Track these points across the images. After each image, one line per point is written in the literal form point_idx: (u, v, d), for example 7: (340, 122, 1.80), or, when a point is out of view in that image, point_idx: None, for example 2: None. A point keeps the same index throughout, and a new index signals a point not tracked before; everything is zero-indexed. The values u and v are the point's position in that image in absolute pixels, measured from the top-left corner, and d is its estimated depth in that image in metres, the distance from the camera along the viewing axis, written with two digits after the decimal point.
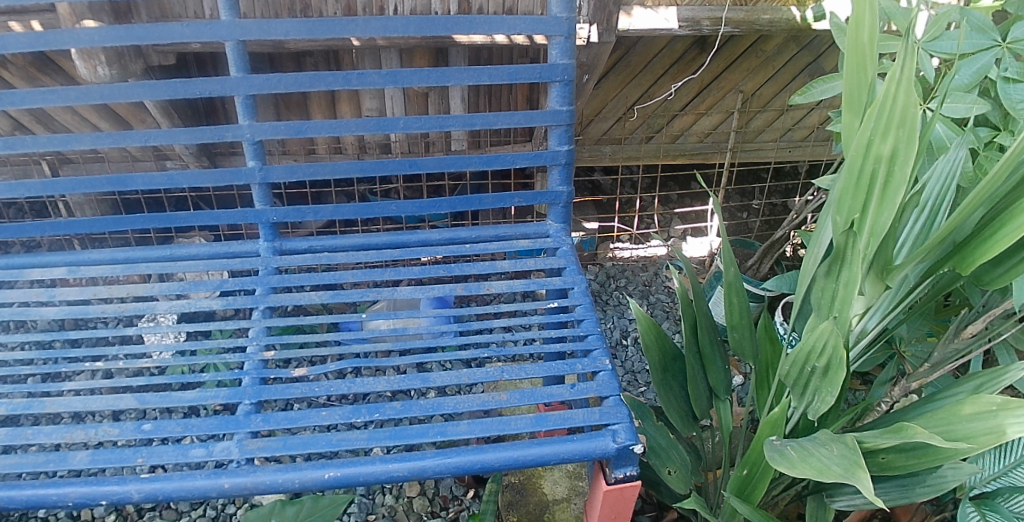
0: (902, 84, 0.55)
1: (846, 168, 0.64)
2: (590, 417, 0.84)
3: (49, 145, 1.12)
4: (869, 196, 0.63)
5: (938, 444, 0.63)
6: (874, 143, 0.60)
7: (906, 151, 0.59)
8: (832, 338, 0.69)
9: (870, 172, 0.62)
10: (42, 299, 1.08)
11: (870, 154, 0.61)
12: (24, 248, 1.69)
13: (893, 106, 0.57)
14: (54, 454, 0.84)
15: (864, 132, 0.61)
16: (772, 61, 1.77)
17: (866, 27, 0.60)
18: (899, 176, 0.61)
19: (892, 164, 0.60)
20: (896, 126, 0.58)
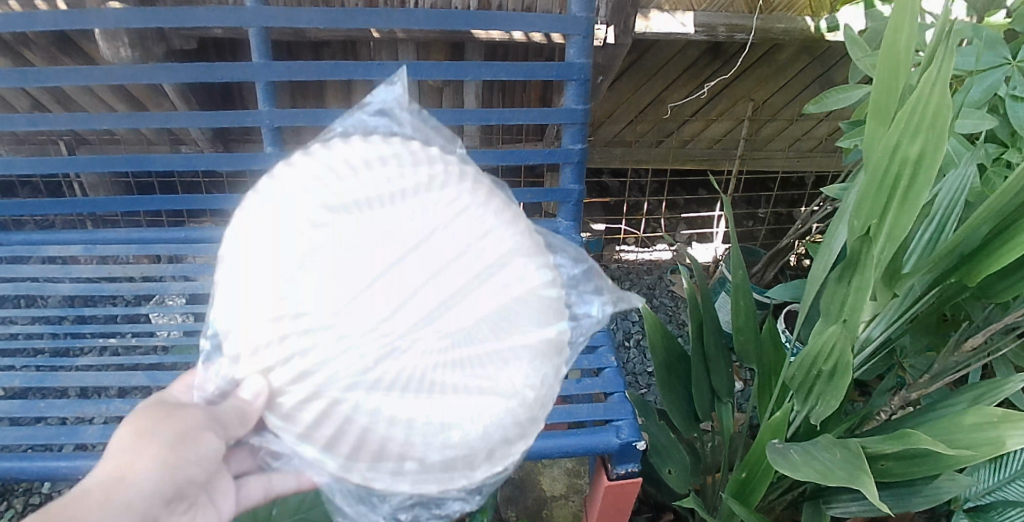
0: (937, 87, 0.55)
1: (870, 169, 0.64)
2: (594, 412, 0.85)
3: (69, 124, 1.13)
4: (889, 201, 0.64)
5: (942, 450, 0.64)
6: (902, 145, 0.60)
7: (931, 157, 0.59)
8: (840, 342, 0.70)
9: (894, 175, 0.62)
10: (59, 274, 1.09)
11: (896, 157, 0.62)
12: (37, 225, 1.71)
13: (925, 108, 0.56)
14: (66, 427, 0.85)
15: (891, 135, 0.61)
16: (784, 70, 1.78)
17: (904, 33, 0.60)
18: (923, 182, 0.61)
19: (916, 169, 0.61)
20: (926, 130, 0.58)
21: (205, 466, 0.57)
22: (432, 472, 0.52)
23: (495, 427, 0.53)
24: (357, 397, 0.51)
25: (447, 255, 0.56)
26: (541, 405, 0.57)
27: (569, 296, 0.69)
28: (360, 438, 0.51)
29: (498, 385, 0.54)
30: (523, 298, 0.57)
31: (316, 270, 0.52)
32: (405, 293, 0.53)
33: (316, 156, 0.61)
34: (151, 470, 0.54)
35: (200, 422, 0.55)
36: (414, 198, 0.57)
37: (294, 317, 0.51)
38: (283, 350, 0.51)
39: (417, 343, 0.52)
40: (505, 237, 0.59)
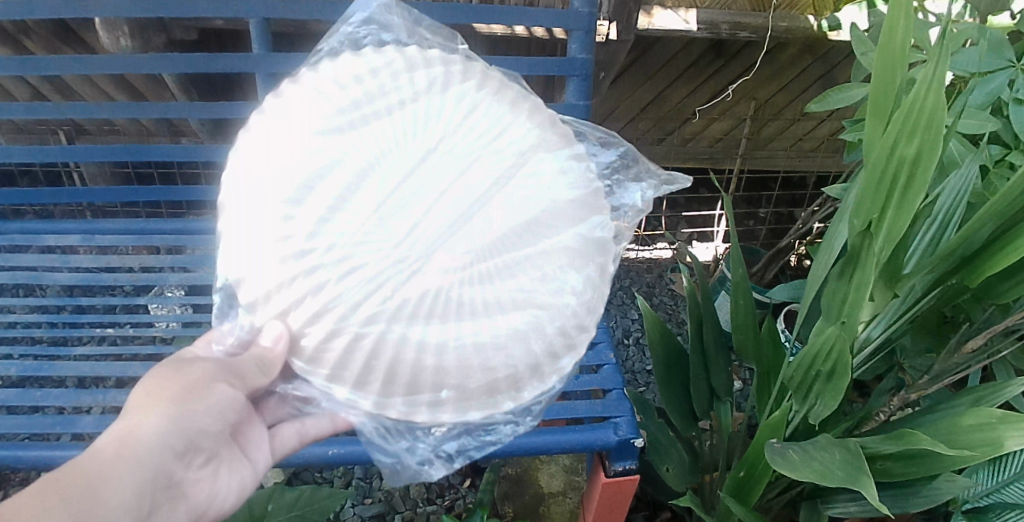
0: (933, 85, 0.54)
1: (868, 168, 0.63)
2: (592, 409, 0.85)
3: (68, 113, 1.13)
4: (888, 200, 0.63)
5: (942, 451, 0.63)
6: (898, 146, 0.59)
7: (928, 156, 0.58)
8: (839, 342, 0.70)
9: (892, 174, 0.61)
10: (57, 264, 1.09)
11: (893, 156, 0.60)
12: (37, 215, 1.71)
13: (921, 108, 0.55)
14: (62, 416, 0.85)
15: (888, 136, 0.60)
16: (786, 69, 1.77)
17: (900, 32, 0.58)
18: (921, 181, 0.60)
19: (914, 168, 0.59)
20: (922, 130, 0.56)
21: (217, 418, 0.63)
22: (471, 395, 0.57)
23: (535, 332, 0.58)
24: (378, 330, 0.55)
25: (449, 171, 0.61)
26: (589, 313, 0.61)
27: (610, 188, 0.78)
28: (391, 368, 0.56)
29: (527, 297, 0.58)
30: (540, 209, 0.60)
31: (326, 198, 0.56)
32: (415, 214, 0.58)
33: (304, 84, 0.65)
34: (164, 415, 0.59)
35: (210, 374, 0.63)
36: (410, 119, 0.61)
37: (303, 252, 0.55)
38: (298, 289, 0.56)
39: (446, 245, 0.57)
40: (506, 142, 0.63)
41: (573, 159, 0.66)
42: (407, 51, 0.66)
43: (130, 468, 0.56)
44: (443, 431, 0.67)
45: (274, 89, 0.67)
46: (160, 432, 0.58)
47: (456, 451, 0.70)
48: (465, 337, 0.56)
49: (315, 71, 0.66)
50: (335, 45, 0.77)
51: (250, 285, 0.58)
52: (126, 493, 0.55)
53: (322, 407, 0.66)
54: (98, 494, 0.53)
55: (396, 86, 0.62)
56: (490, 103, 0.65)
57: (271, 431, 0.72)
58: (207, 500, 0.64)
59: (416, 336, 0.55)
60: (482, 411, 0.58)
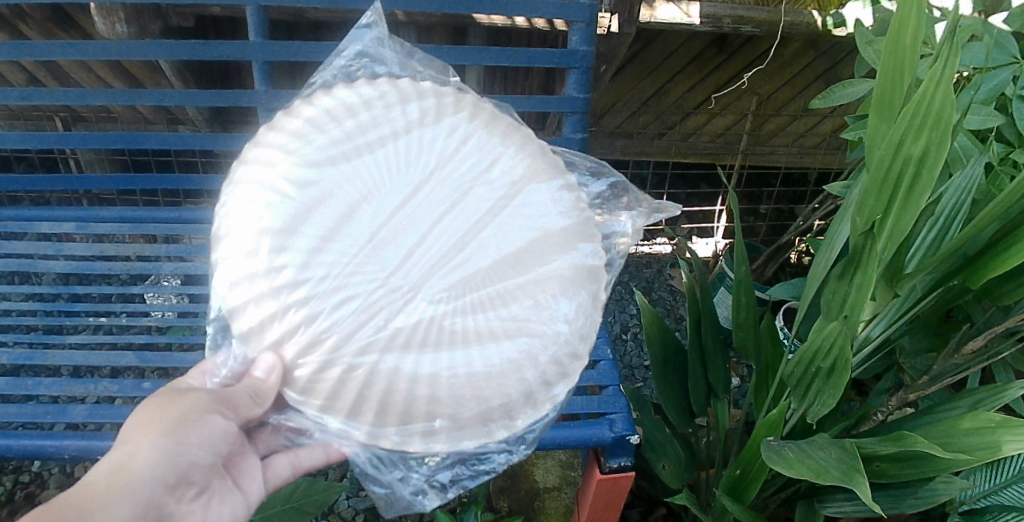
0: (941, 81, 0.52)
1: (872, 165, 0.61)
2: (588, 406, 0.84)
3: (62, 99, 1.11)
4: (892, 198, 0.61)
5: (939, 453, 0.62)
6: (904, 143, 0.57)
7: (935, 155, 0.56)
8: (839, 340, 0.69)
9: (897, 171, 0.60)
10: (50, 251, 1.08)
11: (899, 154, 0.59)
12: (33, 202, 1.70)
13: (928, 105, 0.53)
14: (53, 406, 0.84)
15: (894, 131, 0.58)
16: (790, 64, 1.75)
17: (910, 28, 0.57)
18: (927, 180, 0.58)
19: (920, 166, 0.58)
20: (929, 127, 0.55)
21: (209, 450, 0.61)
22: (464, 425, 0.56)
23: (529, 363, 0.57)
24: (370, 361, 0.54)
25: (439, 200, 0.62)
26: (580, 339, 0.61)
27: (602, 215, 0.77)
28: (386, 399, 0.54)
29: (521, 325, 0.57)
30: (530, 238, 0.62)
31: (318, 228, 0.57)
32: (407, 243, 0.59)
33: (298, 117, 0.65)
34: (156, 448, 0.57)
35: (203, 406, 0.61)
36: (404, 152, 0.63)
37: (296, 283, 0.55)
38: (290, 320, 0.55)
39: (437, 274, 0.58)
40: (496, 174, 0.65)
41: (563, 190, 0.67)
42: (398, 87, 0.69)
43: (121, 501, 0.54)
44: (437, 461, 0.66)
45: (268, 122, 0.67)
46: (152, 466, 0.56)
47: (450, 480, 0.69)
48: (459, 367, 0.55)
49: (308, 104, 0.67)
50: (328, 78, 0.78)
51: (243, 318, 0.57)
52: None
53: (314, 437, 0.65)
54: None
55: (387, 120, 0.64)
56: (481, 135, 0.67)
57: (263, 462, 0.71)
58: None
59: (408, 369, 0.54)
60: (476, 440, 0.57)
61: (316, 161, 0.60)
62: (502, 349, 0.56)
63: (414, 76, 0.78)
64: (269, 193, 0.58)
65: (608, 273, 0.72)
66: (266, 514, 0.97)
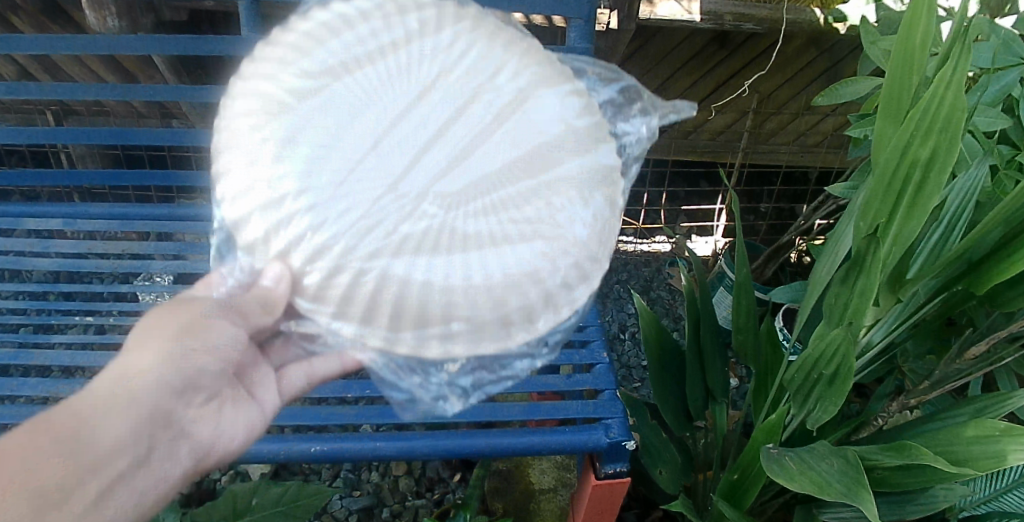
0: (951, 83, 0.50)
1: (878, 168, 0.60)
2: (584, 410, 0.83)
3: (52, 94, 1.09)
4: (898, 202, 0.60)
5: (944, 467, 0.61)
6: (912, 146, 0.56)
7: (943, 159, 0.55)
8: (842, 347, 0.67)
9: (903, 175, 0.58)
10: (37, 249, 1.07)
11: (906, 157, 0.57)
12: (26, 197, 1.68)
13: (937, 107, 0.52)
14: (39, 407, 0.83)
15: (902, 134, 0.57)
16: (791, 61, 1.73)
17: (919, 31, 0.55)
18: (934, 184, 0.57)
19: (927, 170, 0.57)
20: (937, 131, 0.53)
21: (219, 358, 0.62)
22: (482, 328, 0.58)
23: (542, 266, 0.59)
24: (382, 265, 0.56)
25: (444, 107, 0.63)
26: (596, 244, 0.63)
27: (614, 121, 0.80)
28: (399, 306, 0.57)
29: (537, 229, 0.60)
30: (538, 142, 0.63)
31: (321, 135, 0.58)
32: (410, 151, 0.61)
33: (294, 31, 0.66)
34: (160, 354, 0.58)
35: (209, 312, 0.62)
36: (412, 64, 0.65)
37: (301, 190, 0.56)
38: (296, 225, 0.56)
39: (444, 180, 0.60)
40: (501, 83, 0.66)
41: (571, 96, 0.68)
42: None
43: (126, 406, 0.55)
44: (457, 367, 0.64)
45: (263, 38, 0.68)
46: (156, 372, 0.57)
47: (471, 385, 0.67)
48: (472, 270, 0.57)
49: (302, 20, 0.67)
50: None
51: (246, 223, 0.58)
52: (119, 435, 0.54)
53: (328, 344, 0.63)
54: (89, 438, 0.53)
55: (387, 31, 0.65)
56: (483, 47, 0.68)
57: (279, 372, 0.70)
58: (211, 436, 0.62)
59: (421, 274, 0.56)
60: (494, 344, 0.59)
61: (314, 70, 0.61)
62: (519, 254, 0.58)
63: None
64: (270, 100, 0.59)
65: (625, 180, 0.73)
66: (258, 514, 0.97)
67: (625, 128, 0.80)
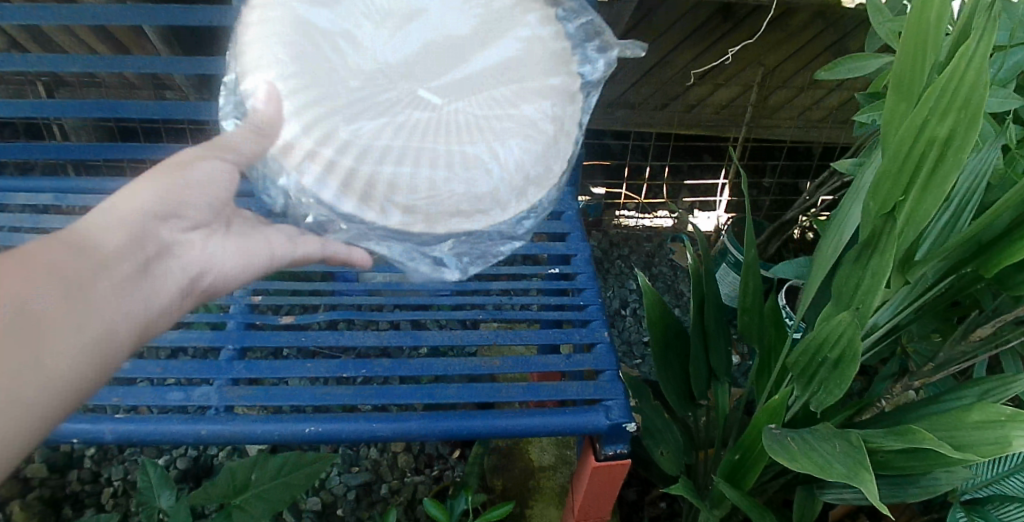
0: (973, 60, 0.47)
1: (890, 150, 0.58)
2: (584, 391, 0.82)
3: (37, 65, 1.06)
4: (913, 182, 0.58)
5: (950, 452, 0.60)
6: (928, 125, 0.53)
7: (962, 137, 0.52)
8: (848, 331, 0.66)
9: (919, 155, 0.56)
10: (26, 224, 1.05)
11: (922, 136, 0.55)
12: (18, 171, 1.66)
13: (955, 87, 0.49)
14: None
15: (918, 112, 0.54)
16: (797, 35, 1.68)
17: (936, 6, 0.52)
18: (952, 163, 0.54)
19: (944, 150, 0.54)
20: (955, 111, 0.51)
21: (203, 191, 0.69)
22: (467, 203, 0.78)
23: (512, 156, 0.80)
24: (388, 151, 0.77)
25: (425, 46, 0.82)
26: (552, 143, 0.82)
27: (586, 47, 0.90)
28: (394, 185, 0.76)
29: (509, 132, 0.80)
30: (500, 68, 0.82)
31: (324, 66, 0.77)
32: (405, 77, 0.81)
33: None
34: (153, 184, 0.66)
35: (192, 156, 0.71)
36: (397, 13, 0.83)
37: (318, 105, 0.76)
38: (317, 131, 0.76)
39: (436, 95, 0.81)
40: (467, 29, 0.84)
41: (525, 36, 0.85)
42: None
43: (127, 218, 0.61)
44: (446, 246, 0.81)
45: None
46: (147, 194, 0.64)
47: (461, 261, 0.84)
48: (462, 156, 0.78)
49: None
50: None
51: (271, 123, 0.73)
52: (123, 238, 0.59)
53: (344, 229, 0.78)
54: (97, 239, 0.58)
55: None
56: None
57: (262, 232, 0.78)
58: (208, 259, 0.67)
59: (420, 165, 0.77)
60: (472, 217, 0.78)
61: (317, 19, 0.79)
62: (508, 151, 0.79)
63: None
64: (282, 40, 0.76)
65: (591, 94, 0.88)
66: (257, 489, 0.96)
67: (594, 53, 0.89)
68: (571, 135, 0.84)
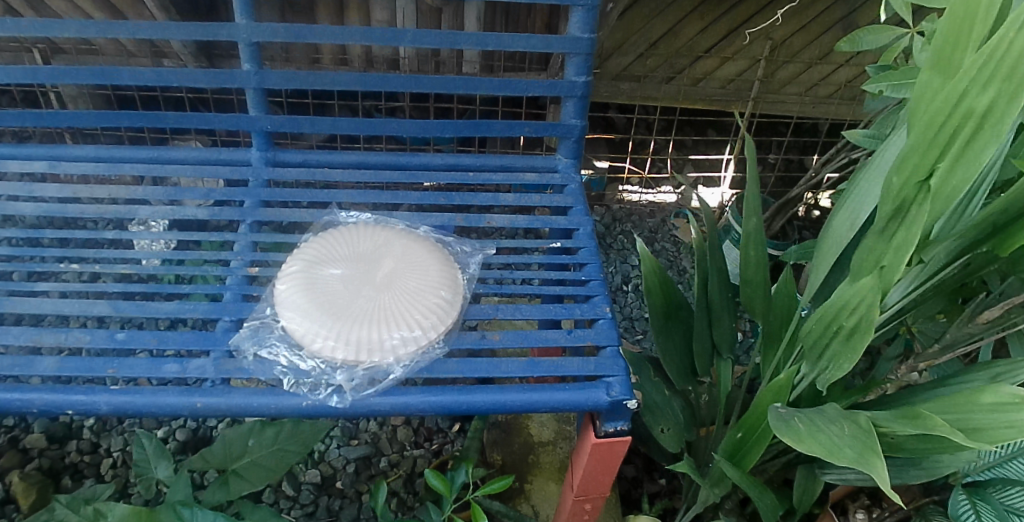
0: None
1: (918, 128, 0.54)
2: (584, 367, 0.81)
3: (29, 30, 1.02)
4: (942, 154, 0.54)
5: (964, 441, 0.57)
6: (966, 96, 0.49)
7: (1001, 112, 0.48)
8: (870, 297, 0.63)
9: (951, 128, 0.52)
10: (21, 193, 1.03)
11: (957, 108, 0.51)
12: (15, 139, 1.63)
13: (1002, 55, 0.44)
14: (21, 357, 0.79)
15: (956, 81, 0.49)
16: (806, 9, 1.65)
17: None
18: (986, 139, 0.51)
19: (982, 122, 0.50)
20: (999, 82, 0.46)
21: None
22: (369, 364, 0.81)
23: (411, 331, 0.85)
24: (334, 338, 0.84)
25: (389, 279, 0.93)
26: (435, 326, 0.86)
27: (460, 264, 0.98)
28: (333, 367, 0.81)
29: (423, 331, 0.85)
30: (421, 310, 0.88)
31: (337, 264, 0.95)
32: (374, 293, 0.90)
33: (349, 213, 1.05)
34: None
35: None
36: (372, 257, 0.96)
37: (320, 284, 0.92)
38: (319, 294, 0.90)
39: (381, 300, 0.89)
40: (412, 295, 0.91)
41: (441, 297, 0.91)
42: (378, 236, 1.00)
43: None
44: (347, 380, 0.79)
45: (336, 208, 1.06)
46: None
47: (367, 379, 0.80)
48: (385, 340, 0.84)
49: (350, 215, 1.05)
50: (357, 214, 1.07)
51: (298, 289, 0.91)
52: None
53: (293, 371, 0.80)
54: None
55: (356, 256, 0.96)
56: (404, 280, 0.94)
57: None
58: None
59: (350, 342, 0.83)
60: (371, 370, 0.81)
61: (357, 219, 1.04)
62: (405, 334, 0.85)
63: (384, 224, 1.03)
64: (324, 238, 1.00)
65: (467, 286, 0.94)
66: (254, 456, 0.96)
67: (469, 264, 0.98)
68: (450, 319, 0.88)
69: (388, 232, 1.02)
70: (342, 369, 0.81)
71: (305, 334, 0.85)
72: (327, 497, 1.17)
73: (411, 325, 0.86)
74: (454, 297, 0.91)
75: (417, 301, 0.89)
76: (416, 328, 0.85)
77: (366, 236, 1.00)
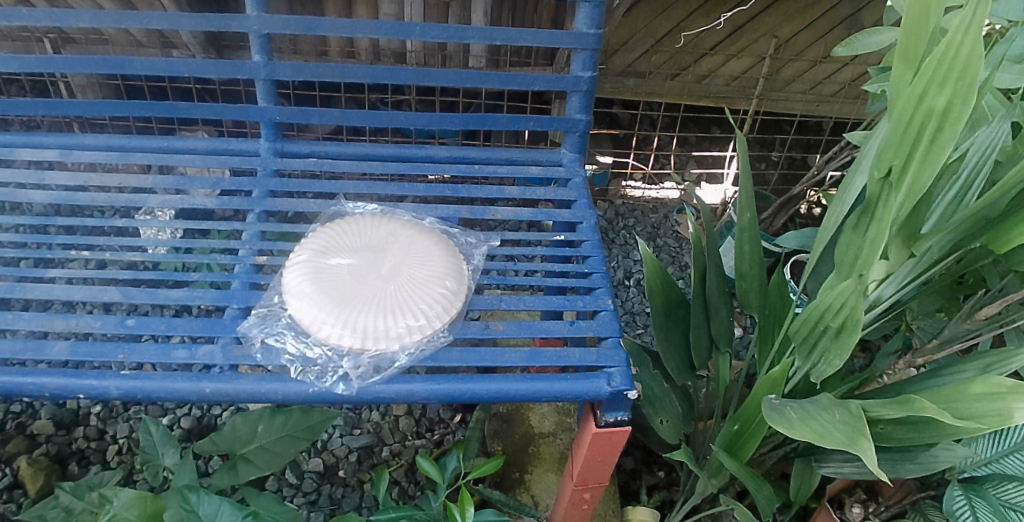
0: (969, 29, 0.47)
1: (890, 121, 0.57)
2: (586, 358, 0.82)
3: (44, 20, 1.03)
4: (911, 153, 0.57)
5: (950, 420, 0.58)
6: (927, 95, 0.52)
7: (959, 110, 0.51)
8: (851, 299, 0.65)
9: (918, 127, 0.55)
10: (32, 181, 1.04)
11: (920, 108, 0.54)
12: (24, 127, 1.64)
13: (954, 55, 0.48)
14: (33, 342, 0.80)
15: (917, 82, 0.53)
16: (810, 8, 1.66)
17: None
18: (948, 135, 0.53)
19: (943, 120, 0.53)
20: (954, 80, 0.50)
21: None
22: (376, 353, 0.83)
23: (416, 321, 0.87)
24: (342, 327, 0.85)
25: (395, 270, 0.94)
26: (440, 315, 0.87)
27: (465, 255, 1.00)
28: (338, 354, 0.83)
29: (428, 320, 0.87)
30: (425, 299, 0.89)
31: (344, 254, 0.97)
32: (381, 284, 0.92)
33: (360, 208, 1.07)
34: None
35: None
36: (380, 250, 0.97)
37: (328, 272, 0.93)
38: (327, 282, 0.92)
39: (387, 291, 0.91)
40: (418, 285, 0.92)
41: (445, 287, 0.92)
42: (385, 227, 1.02)
43: None
44: (353, 368, 0.80)
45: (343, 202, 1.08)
46: None
47: (371, 366, 0.81)
48: (392, 328, 0.86)
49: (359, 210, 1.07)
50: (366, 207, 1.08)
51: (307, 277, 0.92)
52: None
53: (300, 361, 0.81)
54: None
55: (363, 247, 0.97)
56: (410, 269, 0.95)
57: None
58: None
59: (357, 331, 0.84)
60: (376, 358, 0.83)
61: (368, 212, 1.06)
62: (411, 324, 0.86)
63: (394, 216, 1.05)
64: (332, 227, 1.01)
65: (472, 278, 0.95)
66: (259, 443, 0.98)
67: (476, 255, 1.00)
68: (454, 309, 0.89)
69: (395, 222, 1.03)
70: (348, 356, 0.82)
71: (312, 323, 0.86)
72: (329, 486, 1.19)
73: (416, 314, 0.87)
74: (458, 288, 0.92)
75: (422, 291, 0.91)
76: (423, 318, 0.87)
77: (375, 226, 1.02)
